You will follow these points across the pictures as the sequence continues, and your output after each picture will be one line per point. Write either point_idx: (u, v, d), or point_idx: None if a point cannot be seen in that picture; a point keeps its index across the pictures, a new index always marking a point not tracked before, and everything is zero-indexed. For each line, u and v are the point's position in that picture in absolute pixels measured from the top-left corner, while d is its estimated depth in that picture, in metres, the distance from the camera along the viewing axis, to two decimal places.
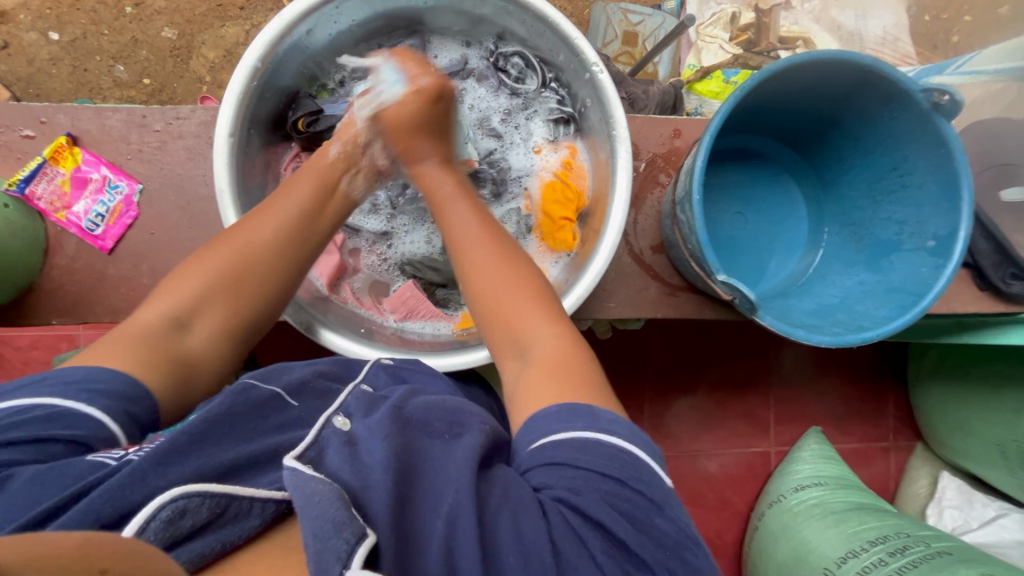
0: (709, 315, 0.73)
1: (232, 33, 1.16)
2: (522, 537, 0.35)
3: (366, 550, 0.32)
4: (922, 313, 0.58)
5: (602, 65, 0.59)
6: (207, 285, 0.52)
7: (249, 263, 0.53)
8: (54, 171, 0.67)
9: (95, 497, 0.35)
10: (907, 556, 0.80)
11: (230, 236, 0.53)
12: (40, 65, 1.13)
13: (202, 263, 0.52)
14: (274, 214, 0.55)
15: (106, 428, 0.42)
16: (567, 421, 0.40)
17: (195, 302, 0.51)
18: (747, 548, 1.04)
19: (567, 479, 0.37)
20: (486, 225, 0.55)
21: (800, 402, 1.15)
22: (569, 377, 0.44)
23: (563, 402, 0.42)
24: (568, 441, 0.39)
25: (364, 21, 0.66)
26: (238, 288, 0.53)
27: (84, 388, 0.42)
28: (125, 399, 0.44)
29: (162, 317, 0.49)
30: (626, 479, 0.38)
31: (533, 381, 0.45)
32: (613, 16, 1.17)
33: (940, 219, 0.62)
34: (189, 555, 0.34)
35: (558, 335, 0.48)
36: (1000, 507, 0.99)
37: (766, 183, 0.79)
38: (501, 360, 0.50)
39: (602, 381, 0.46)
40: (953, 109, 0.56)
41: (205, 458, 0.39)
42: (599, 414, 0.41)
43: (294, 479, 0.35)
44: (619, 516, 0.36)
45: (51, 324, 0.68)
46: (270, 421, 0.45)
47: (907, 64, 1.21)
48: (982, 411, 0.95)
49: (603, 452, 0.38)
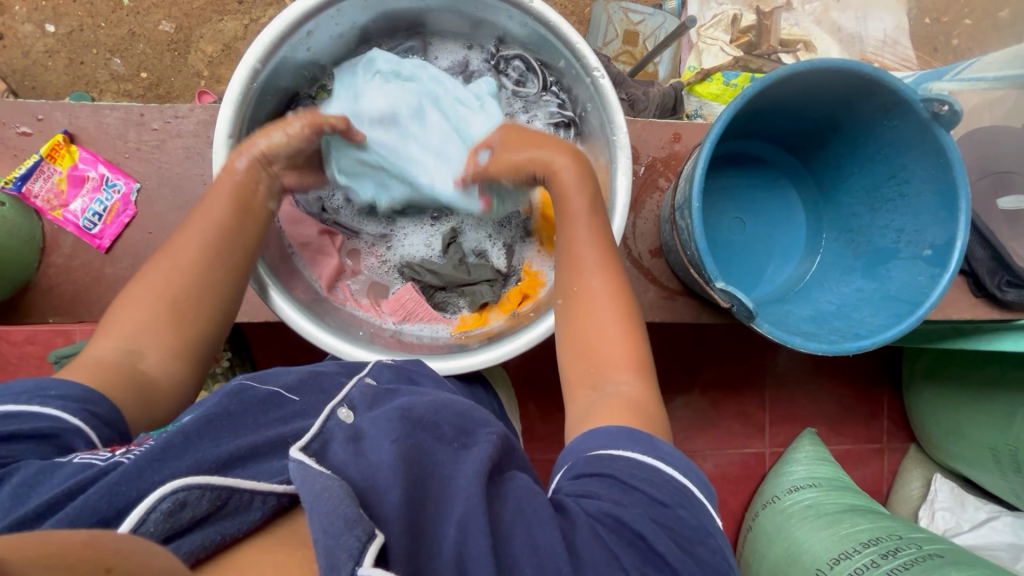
0: (707, 319, 0.73)
1: (230, 27, 1.15)
2: (538, 545, 0.35)
3: (377, 548, 0.32)
4: (917, 322, 0.58)
5: (603, 70, 0.59)
6: (152, 308, 0.51)
7: (186, 280, 0.53)
8: (51, 169, 0.66)
9: (90, 495, 0.35)
10: (898, 559, 0.81)
11: (160, 260, 0.54)
12: (36, 58, 1.12)
13: (142, 289, 0.52)
14: (197, 230, 0.55)
15: (68, 423, 0.42)
16: (626, 443, 0.41)
17: (142, 329, 0.51)
18: (740, 547, 1.05)
19: (616, 493, 0.38)
20: (606, 254, 0.54)
21: (795, 404, 1.16)
22: (644, 422, 0.45)
23: (625, 426, 0.43)
24: (623, 458, 0.40)
25: (365, 22, 0.66)
26: (180, 307, 0.52)
27: (37, 394, 0.42)
28: (83, 400, 0.44)
29: (116, 349, 0.49)
30: (675, 504, 0.38)
31: (608, 408, 0.46)
32: (614, 16, 1.16)
33: (937, 229, 0.62)
34: (189, 547, 0.34)
35: (638, 385, 0.48)
36: (991, 510, 1.00)
37: (766, 189, 0.79)
38: (571, 389, 0.51)
39: (664, 427, 0.46)
40: (952, 120, 0.57)
41: (200, 452, 0.39)
42: (658, 444, 0.42)
43: (302, 471, 0.35)
44: (665, 535, 0.36)
45: (48, 322, 0.68)
46: (270, 415, 0.46)
47: (907, 67, 1.21)
48: (974, 416, 0.96)
49: (659, 477, 0.39)
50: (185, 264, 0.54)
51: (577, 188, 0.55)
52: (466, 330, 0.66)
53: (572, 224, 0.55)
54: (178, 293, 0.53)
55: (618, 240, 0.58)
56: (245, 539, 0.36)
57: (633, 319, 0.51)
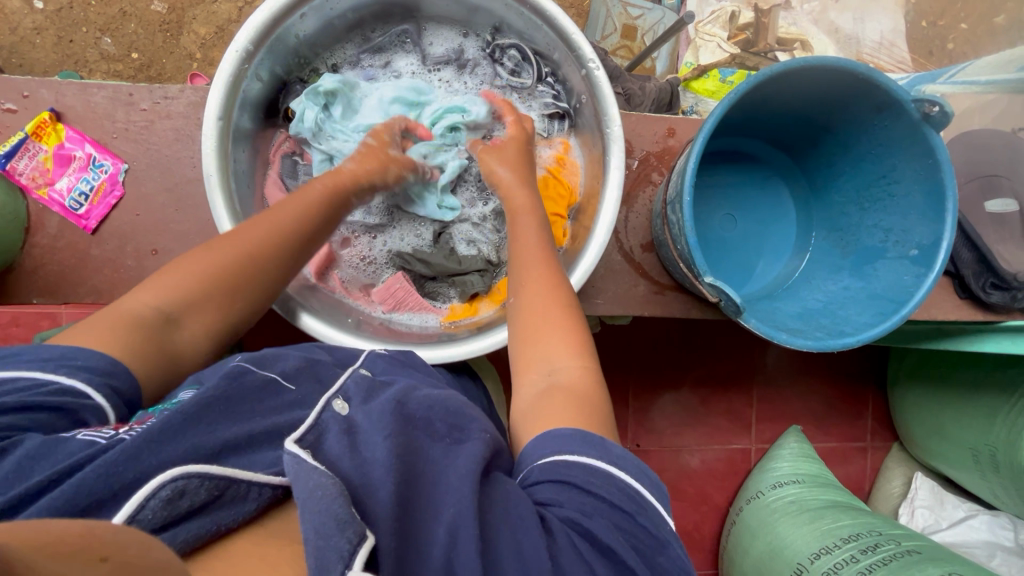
0: (696, 315, 0.74)
1: (224, 9, 1.13)
2: (523, 555, 0.35)
3: (366, 551, 0.32)
4: (902, 321, 0.59)
5: (598, 62, 0.59)
6: (198, 283, 0.51)
7: (252, 269, 0.53)
8: (36, 147, 0.65)
9: (89, 473, 0.35)
10: (877, 554, 0.82)
11: (230, 236, 0.53)
12: (23, 34, 1.10)
13: (190, 262, 0.52)
14: (274, 225, 0.55)
15: (91, 400, 0.42)
16: (579, 447, 0.41)
17: (192, 299, 0.50)
18: (724, 541, 1.07)
19: (579, 503, 0.38)
20: (547, 252, 0.58)
21: (781, 402, 1.17)
22: (583, 409, 0.45)
23: (577, 427, 0.43)
24: (578, 463, 0.40)
25: (360, 7, 0.65)
26: (234, 292, 0.52)
27: (63, 364, 0.42)
28: (106, 374, 0.43)
29: (157, 309, 0.49)
30: (635, 513, 0.38)
31: (552, 404, 0.45)
32: (612, 8, 1.16)
33: (923, 229, 0.63)
34: (184, 536, 0.33)
35: (579, 367, 0.49)
36: (969, 508, 1.02)
37: (757, 186, 0.79)
38: (517, 374, 0.51)
39: (608, 409, 0.47)
40: (942, 121, 0.57)
41: (198, 437, 0.39)
42: (611, 448, 0.41)
43: (297, 467, 0.35)
44: (629, 546, 0.37)
45: (32, 302, 0.67)
46: (270, 401, 0.46)
47: (902, 69, 1.22)
48: (957, 416, 0.97)
49: (614, 486, 0.39)
50: (258, 253, 0.53)
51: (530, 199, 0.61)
52: (455, 320, 0.66)
53: (518, 220, 0.60)
54: (235, 280, 0.52)
55: (580, 280, 0.59)
56: (241, 528, 0.36)
57: (570, 302, 0.54)
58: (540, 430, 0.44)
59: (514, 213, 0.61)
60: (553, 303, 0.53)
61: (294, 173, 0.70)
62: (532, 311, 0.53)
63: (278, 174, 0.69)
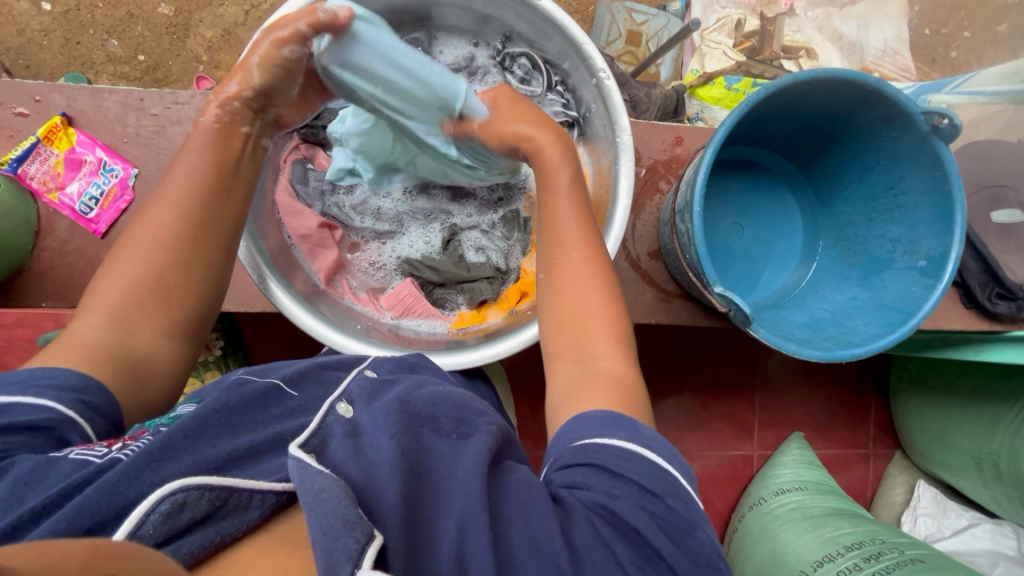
0: (701, 322, 0.74)
1: (231, 12, 1.14)
2: (536, 540, 0.36)
3: (374, 550, 0.32)
4: (911, 331, 0.59)
5: (609, 71, 0.59)
6: (127, 285, 0.49)
7: (170, 254, 0.51)
8: (47, 152, 0.65)
9: (88, 495, 0.35)
10: (880, 563, 0.82)
11: (139, 234, 0.51)
12: (30, 36, 1.10)
13: (122, 261, 0.50)
14: (175, 194, 0.52)
15: (64, 416, 0.42)
16: (609, 430, 0.41)
17: (128, 305, 0.49)
18: (726, 547, 1.07)
19: (605, 485, 0.38)
20: (588, 230, 0.54)
21: (783, 409, 1.17)
22: (626, 399, 0.45)
23: (610, 410, 0.43)
24: (607, 446, 0.40)
25: (372, 16, 0.65)
26: (165, 286, 0.50)
27: (31, 384, 0.42)
28: (77, 389, 0.43)
29: (101, 326, 0.47)
30: (664, 495, 0.38)
31: (586, 395, 0.46)
32: (617, 15, 1.17)
33: (931, 240, 0.63)
34: (188, 548, 0.34)
35: (618, 360, 0.49)
36: (971, 518, 1.02)
37: (764, 195, 0.80)
38: (551, 362, 0.51)
39: (648, 404, 0.47)
40: (951, 133, 0.57)
41: (200, 452, 0.39)
42: (641, 430, 0.42)
43: (301, 471, 0.35)
44: (656, 526, 0.37)
45: (40, 306, 0.67)
46: (270, 411, 0.46)
47: (906, 77, 1.22)
48: (961, 425, 0.97)
49: (644, 467, 0.39)
50: (165, 238, 0.51)
51: (561, 161, 0.55)
52: (464, 327, 0.66)
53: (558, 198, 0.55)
54: (159, 273, 0.50)
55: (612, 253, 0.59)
56: (244, 538, 0.36)
57: (611, 288, 0.52)
58: (573, 414, 0.45)
59: (547, 195, 0.56)
60: (597, 290, 0.51)
61: (304, 179, 0.70)
62: (575, 295, 0.52)
63: (288, 180, 0.68)
